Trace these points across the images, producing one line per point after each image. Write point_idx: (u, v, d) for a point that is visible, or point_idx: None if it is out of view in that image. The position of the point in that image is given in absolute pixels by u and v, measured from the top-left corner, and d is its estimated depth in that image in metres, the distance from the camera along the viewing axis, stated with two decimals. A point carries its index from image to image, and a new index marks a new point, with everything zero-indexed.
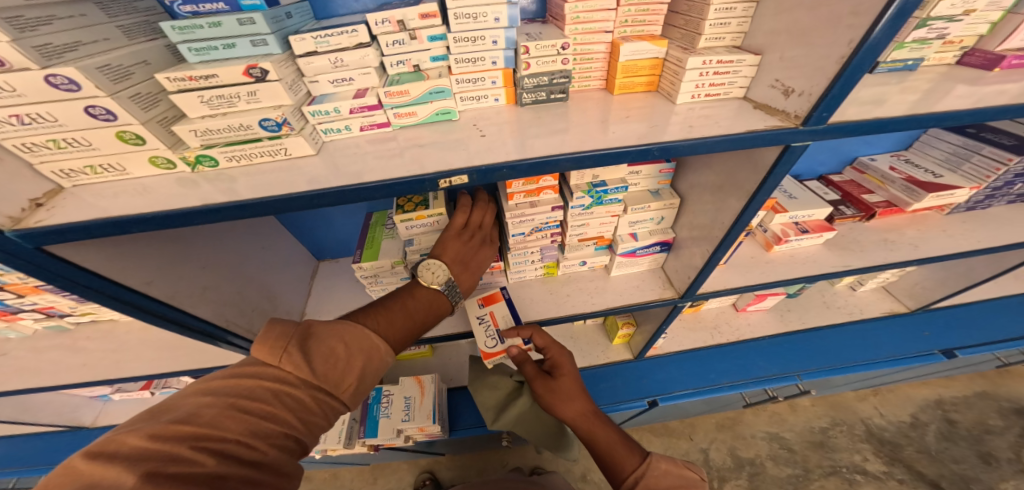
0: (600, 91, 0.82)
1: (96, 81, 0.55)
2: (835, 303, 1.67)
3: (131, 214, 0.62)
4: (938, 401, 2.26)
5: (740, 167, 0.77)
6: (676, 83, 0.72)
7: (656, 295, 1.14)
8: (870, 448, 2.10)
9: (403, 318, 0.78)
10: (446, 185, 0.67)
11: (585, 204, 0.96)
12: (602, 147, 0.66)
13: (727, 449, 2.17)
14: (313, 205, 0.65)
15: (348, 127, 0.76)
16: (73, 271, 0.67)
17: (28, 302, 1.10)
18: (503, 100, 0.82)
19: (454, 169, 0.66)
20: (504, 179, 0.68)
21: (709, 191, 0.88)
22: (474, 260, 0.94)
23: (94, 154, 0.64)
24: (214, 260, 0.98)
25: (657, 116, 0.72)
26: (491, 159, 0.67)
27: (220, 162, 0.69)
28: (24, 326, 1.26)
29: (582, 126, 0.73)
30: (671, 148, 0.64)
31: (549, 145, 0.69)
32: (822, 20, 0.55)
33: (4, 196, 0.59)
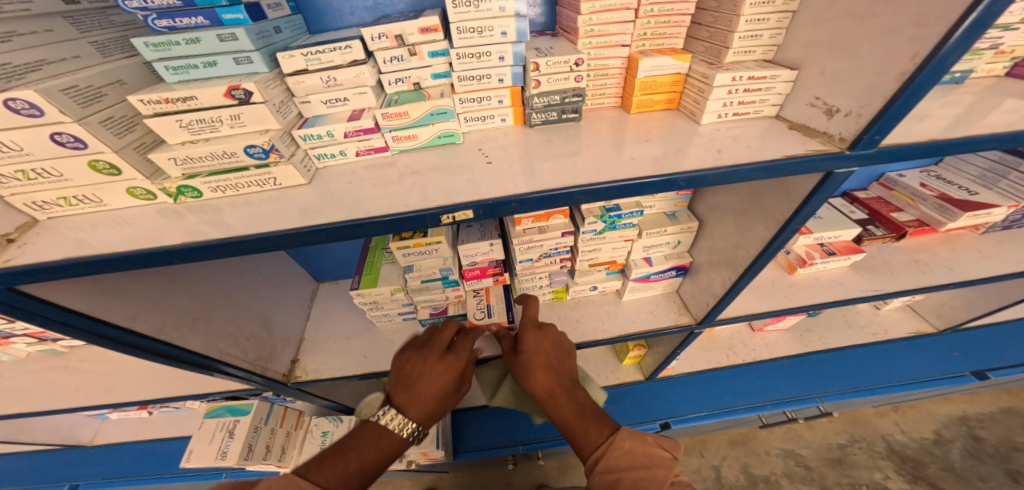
0: (615, 110, 0.76)
1: (60, 105, 0.49)
2: (858, 323, 1.57)
3: (106, 252, 0.56)
4: (963, 417, 2.15)
5: (769, 192, 0.69)
6: (700, 101, 0.65)
7: (672, 321, 1.07)
8: (891, 465, 2.01)
9: (347, 458, 0.69)
10: (449, 220, 0.60)
11: (597, 229, 0.90)
12: (621, 177, 0.59)
13: (740, 466, 2.07)
14: (302, 241, 0.60)
15: (343, 152, 0.70)
16: (46, 308, 0.61)
17: (19, 327, 1.05)
18: (510, 120, 0.76)
19: (457, 202, 0.59)
20: (512, 212, 0.61)
21: (732, 215, 0.81)
22: (426, 380, 0.78)
23: (68, 186, 0.58)
24: (202, 287, 0.92)
25: (678, 137, 0.66)
26: (498, 191, 0.61)
27: (204, 193, 0.63)
28: (17, 350, 1.21)
29: (597, 150, 0.67)
30: (696, 178, 0.57)
31: (560, 171, 0.63)
32: (872, 32, 0.49)
33: None
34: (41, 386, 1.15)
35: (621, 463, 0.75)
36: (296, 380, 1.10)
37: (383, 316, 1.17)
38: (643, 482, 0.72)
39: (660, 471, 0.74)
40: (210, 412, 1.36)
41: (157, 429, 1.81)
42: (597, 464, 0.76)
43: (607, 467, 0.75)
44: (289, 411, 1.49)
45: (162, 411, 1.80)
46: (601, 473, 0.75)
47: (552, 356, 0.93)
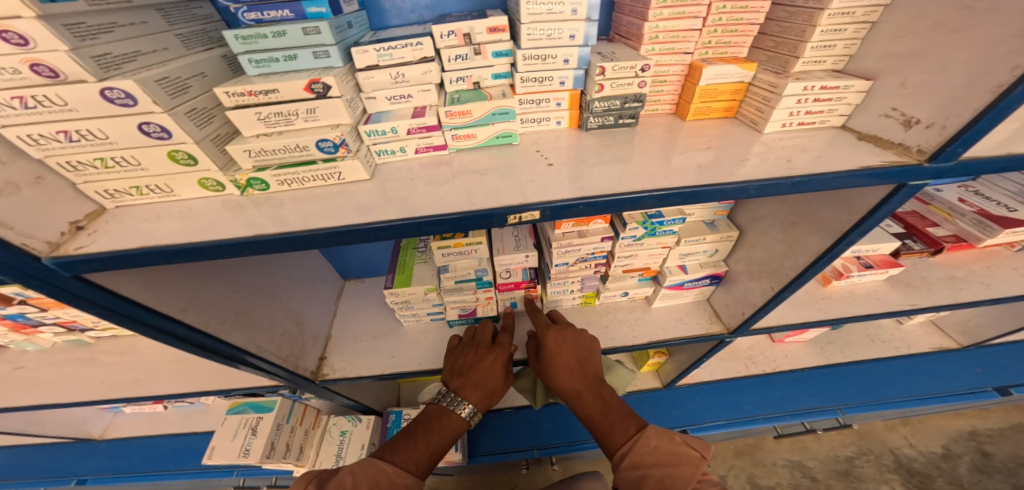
0: (669, 116, 0.77)
1: (154, 95, 0.51)
2: (881, 338, 1.57)
3: (178, 243, 0.57)
4: (972, 432, 2.16)
5: (825, 204, 0.69)
6: (764, 109, 0.66)
7: (703, 329, 1.04)
8: (899, 478, 2.01)
9: (416, 440, 0.83)
10: (515, 220, 0.60)
11: (637, 235, 0.87)
12: (690, 182, 0.59)
13: (747, 476, 2.07)
14: (367, 237, 0.59)
15: (403, 149, 0.70)
16: (108, 298, 0.61)
17: (50, 317, 1.02)
18: (565, 123, 0.77)
19: (524, 203, 0.59)
20: (577, 216, 0.60)
21: (779, 226, 0.80)
22: (480, 370, 0.94)
23: (143, 175, 0.59)
24: (243, 281, 0.92)
25: (737, 145, 0.66)
26: (565, 192, 0.60)
27: (271, 185, 0.64)
28: (43, 339, 1.18)
29: (660, 154, 0.67)
30: (768, 186, 0.57)
31: (625, 175, 0.63)
32: (968, 43, 0.50)
33: (45, 220, 0.55)
34: (66, 377, 1.12)
35: (647, 460, 0.76)
36: (323, 378, 1.09)
37: (412, 316, 1.17)
38: (668, 479, 0.73)
39: (684, 469, 0.74)
40: (233, 409, 1.34)
41: (170, 424, 1.79)
42: (623, 460, 0.77)
43: (632, 464, 0.76)
44: (308, 410, 1.46)
45: (175, 406, 1.79)
46: (626, 469, 0.76)
47: (576, 359, 0.95)
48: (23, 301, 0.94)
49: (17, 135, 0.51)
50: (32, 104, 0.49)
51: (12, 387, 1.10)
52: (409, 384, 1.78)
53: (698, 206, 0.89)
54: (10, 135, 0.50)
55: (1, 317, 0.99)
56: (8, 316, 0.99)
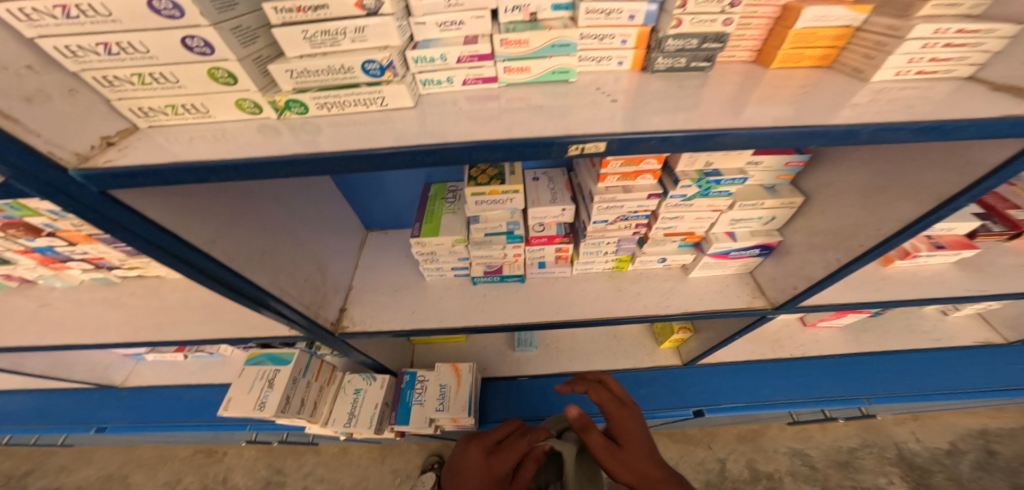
0: (749, 64, 0.69)
1: (202, 7, 0.47)
2: (921, 328, 1.52)
3: (214, 159, 0.52)
4: (982, 431, 2.21)
5: (924, 162, 0.59)
6: (876, 56, 0.59)
7: (743, 303, 0.97)
8: (897, 471, 2.09)
9: None
10: (575, 152, 0.53)
11: (688, 195, 0.80)
12: (778, 123, 0.53)
13: (746, 461, 2.16)
14: (413, 163, 0.55)
15: (450, 80, 0.65)
16: (139, 222, 0.57)
17: (79, 252, 0.98)
18: (627, 65, 0.70)
19: (588, 133, 0.52)
20: (648, 152, 0.54)
21: (857, 191, 0.70)
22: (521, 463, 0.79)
23: (180, 94, 0.56)
24: (273, 220, 0.89)
25: (832, 91, 0.59)
26: (638, 126, 0.54)
27: (310, 109, 0.60)
28: (71, 276, 1.16)
29: (738, 96, 0.61)
30: (883, 130, 0.50)
31: (702, 116, 0.57)
32: None
33: (70, 130, 0.51)
34: (91, 316, 1.10)
35: None
36: (344, 331, 1.06)
37: (436, 270, 1.14)
38: None
39: None
40: (251, 359, 1.29)
41: (190, 373, 1.80)
42: None
43: None
44: (324, 366, 1.41)
45: (197, 356, 1.80)
46: None
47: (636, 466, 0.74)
48: (52, 234, 0.90)
49: (51, 45, 0.48)
50: (75, 15, 0.46)
51: (39, 323, 1.08)
52: (424, 347, 1.75)
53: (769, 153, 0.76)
54: (48, 47, 0.48)
55: (30, 249, 0.96)
56: (37, 249, 0.96)
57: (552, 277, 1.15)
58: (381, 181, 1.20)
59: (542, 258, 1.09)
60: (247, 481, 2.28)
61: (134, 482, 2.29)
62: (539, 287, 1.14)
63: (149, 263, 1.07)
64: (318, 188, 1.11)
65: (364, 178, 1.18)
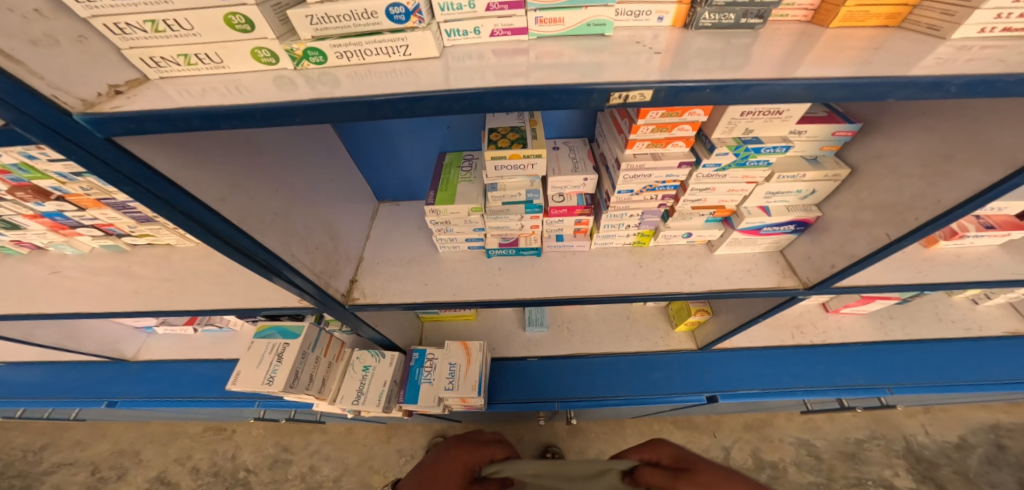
0: (802, 25, 0.58)
1: None
2: (949, 317, 1.47)
3: (230, 106, 0.49)
4: (994, 425, 2.18)
5: (1003, 125, 0.53)
6: (956, 11, 0.49)
7: (773, 282, 0.93)
8: (904, 464, 2.07)
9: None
10: (618, 100, 0.50)
11: (722, 164, 0.75)
12: (845, 72, 0.48)
13: (751, 450, 2.15)
14: (440, 111, 0.52)
15: (477, 30, 0.59)
16: (148, 174, 0.54)
17: (88, 218, 0.96)
18: (668, 20, 0.60)
19: (633, 80, 0.48)
20: (698, 103, 0.49)
21: (920, 160, 0.64)
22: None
23: (194, 42, 0.51)
24: (285, 183, 0.85)
25: (910, 40, 0.53)
26: (688, 76, 0.49)
27: (329, 59, 0.55)
28: (81, 244, 1.14)
29: (800, 43, 0.54)
30: (975, 83, 0.44)
31: (762, 65, 0.51)
32: None
33: (75, 74, 0.47)
34: (102, 286, 1.08)
35: None
36: (354, 303, 1.04)
37: (449, 241, 1.11)
38: None
39: None
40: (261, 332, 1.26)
41: (201, 348, 1.80)
42: None
43: None
44: (333, 341, 1.38)
45: (207, 330, 1.80)
46: None
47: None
48: (61, 198, 0.87)
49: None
50: None
51: (50, 292, 1.07)
52: (433, 325, 1.72)
53: (815, 122, 0.71)
54: None
55: (39, 214, 0.94)
56: (47, 213, 0.94)
57: (570, 251, 1.11)
58: (395, 139, 1.13)
59: (560, 231, 1.07)
60: (256, 458, 2.31)
61: (147, 457, 2.33)
62: (557, 262, 1.11)
63: (160, 231, 1.04)
64: (330, 151, 1.06)
65: (373, 132, 1.10)
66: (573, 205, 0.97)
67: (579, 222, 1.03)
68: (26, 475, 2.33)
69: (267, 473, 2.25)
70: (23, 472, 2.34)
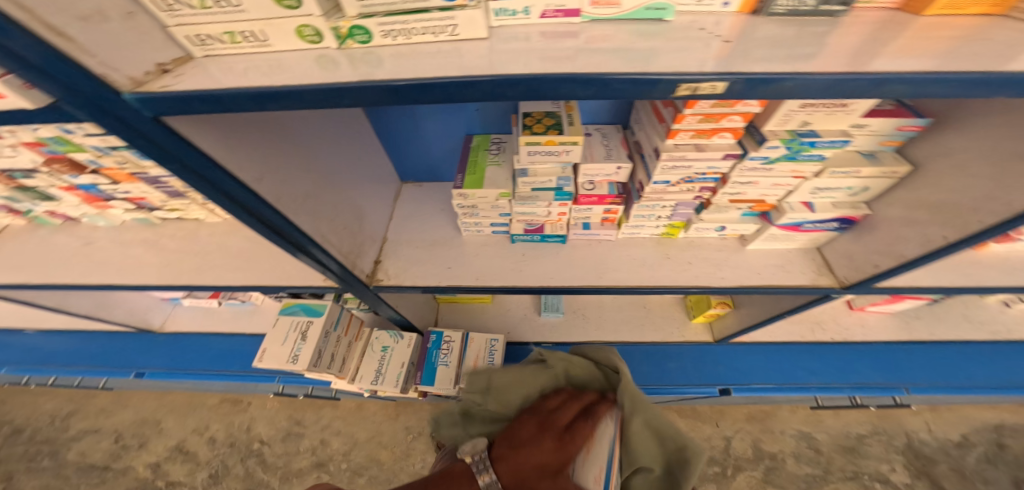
0: (889, 13, 0.53)
1: None
2: (977, 318, 1.44)
3: (278, 86, 0.47)
4: (998, 425, 2.18)
5: None
6: None
7: (808, 279, 0.92)
8: (901, 460, 2.09)
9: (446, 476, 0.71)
10: (685, 93, 0.47)
11: (770, 157, 0.72)
12: (927, 66, 0.44)
13: (751, 440, 2.19)
14: (493, 95, 0.49)
15: (527, 11, 0.55)
16: (195, 156, 0.53)
17: (121, 191, 1.00)
18: (733, 7, 0.56)
19: (707, 70, 0.45)
20: (780, 96, 0.47)
21: (991, 160, 0.61)
22: (499, 454, 0.74)
23: (241, 19, 0.48)
24: (314, 159, 0.83)
25: (1008, 32, 0.48)
26: (772, 66, 0.46)
27: (373, 38, 0.53)
28: (114, 217, 1.17)
29: (878, 34, 0.50)
30: None
31: (839, 56, 0.48)
32: None
33: (126, 53, 0.44)
34: (130, 262, 1.09)
35: None
36: (378, 284, 1.04)
37: (473, 225, 1.09)
38: None
39: None
40: (284, 309, 1.25)
41: (219, 322, 1.83)
42: None
43: None
44: (353, 321, 1.39)
45: (229, 304, 1.82)
46: None
47: None
48: (96, 172, 0.91)
49: None
50: None
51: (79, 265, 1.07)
52: (448, 306, 1.73)
53: (883, 116, 0.66)
54: None
55: (75, 187, 0.98)
56: (82, 186, 0.98)
57: (596, 240, 1.10)
58: (416, 120, 1.10)
59: (588, 218, 1.05)
60: (270, 431, 2.38)
61: (168, 427, 2.41)
62: (581, 250, 1.09)
63: (189, 205, 1.08)
64: (358, 132, 1.03)
65: (396, 113, 1.07)
66: (602, 193, 0.95)
67: (606, 212, 1.02)
68: (54, 441, 2.42)
69: (280, 446, 2.32)
70: (51, 437, 2.43)
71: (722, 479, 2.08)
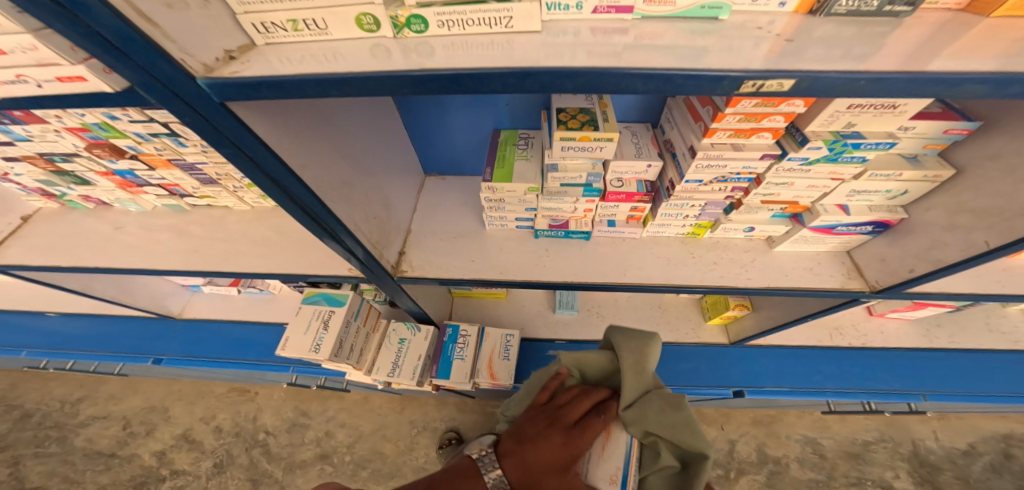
0: (954, 14, 0.53)
1: None
2: (999, 328, 1.42)
3: (340, 72, 0.48)
4: (1006, 435, 2.17)
5: None
6: None
7: (836, 283, 0.92)
8: (906, 467, 2.09)
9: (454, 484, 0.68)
10: (749, 90, 0.47)
11: (810, 158, 0.72)
12: (996, 69, 0.44)
13: (756, 444, 2.19)
14: (554, 88, 0.49)
15: (579, 6, 0.55)
16: (250, 141, 0.54)
17: (157, 177, 1.10)
18: (791, 6, 0.55)
19: (775, 68, 0.45)
20: (849, 96, 0.47)
21: None
22: (506, 449, 0.70)
23: (304, 5, 0.49)
24: (350, 148, 0.84)
25: None
26: (840, 65, 0.46)
27: (429, 28, 0.53)
28: (145, 201, 1.27)
29: (938, 35, 0.50)
30: None
31: (895, 56, 0.47)
32: None
33: (198, 38, 0.46)
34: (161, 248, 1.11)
35: None
36: (402, 275, 1.04)
37: (498, 219, 1.09)
38: None
39: None
40: (307, 299, 1.26)
41: (237, 309, 1.85)
42: None
43: None
44: (372, 312, 1.40)
45: (247, 292, 1.84)
46: None
47: None
48: (135, 157, 1.00)
49: None
50: None
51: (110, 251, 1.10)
52: (462, 300, 1.74)
53: (929, 119, 0.67)
54: None
55: (113, 172, 1.08)
56: (118, 171, 1.07)
57: (621, 238, 1.10)
58: (443, 112, 1.09)
59: (613, 216, 1.05)
60: (276, 422, 2.39)
61: (175, 415, 2.44)
62: (605, 247, 1.09)
63: (219, 193, 1.18)
64: (388, 123, 1.03)
65: (426, 105, 1.07)
66: (631, 191, 0.94)
67: (633, 209, 1.01)
68: (62, 426, 2.44)
69: (284, 436, 2.34)
70: (59, 423, 2.46)
71: (725, 482, 2.08)
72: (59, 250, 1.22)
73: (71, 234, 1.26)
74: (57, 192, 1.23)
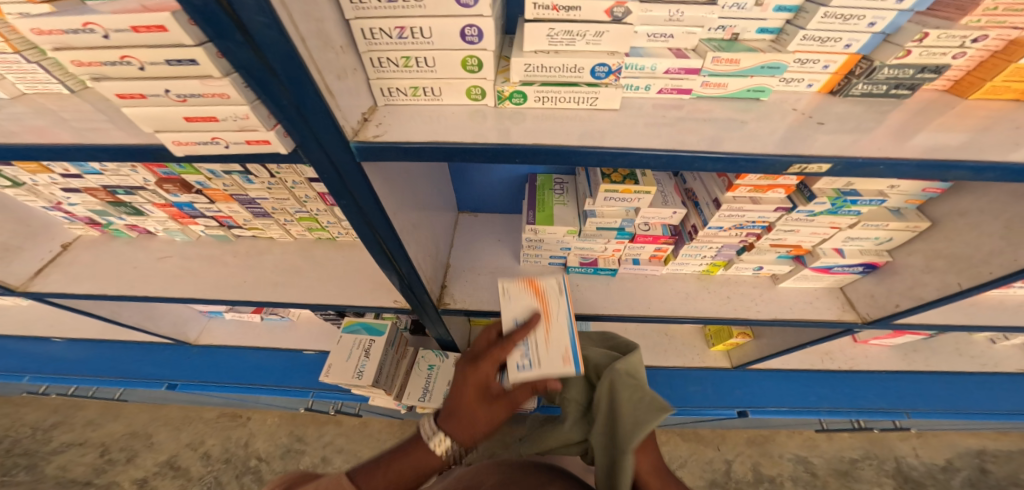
0: (941, 93, 0.69)
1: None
2: (969, 352, 1.59)
3: (460, 143, 0.59)
4: (980, 451, 2.34)
5: None
6: None
7: (834, 315, 1.06)
8: (892, 483, 2.22)
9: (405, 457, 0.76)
10: (795, 170, 0.58)
11: (814, 211, 0.87)
12: (980, 156, 0.56)
13: (751, 464, 2.29)
14: (636, 163, 0.60)
15: (647, 87, 0.68)
16: (365, 192, 0.65)
17: (214, 210, 1.17)
18: (816, 88, 0.70)
19: (814, 154, 0.57)
20: (868, 175, 0.59)
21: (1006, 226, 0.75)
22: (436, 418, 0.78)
23: (428, 77, 0.63)
24: (419, 189, 0.96)
25: None
26: (859, 150, 0.58)
27: (527, 101, 0.66)
28: (192, 231, 1.33)
29: (925, 120, 0.65)
30: None
31: (895, 138, 0.61)
32: None
33: (351, 105, 0.59)
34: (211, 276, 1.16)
35: None
36: (445, 307, 1.13)
37: (533, 256, 1.20)
38: None
39: None
40: (348, 327, 1.33)
41: (257, 336, 1.88)
42: None
43: None
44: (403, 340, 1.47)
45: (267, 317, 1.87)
46: None
47: None
48: (200, 191, 1.07)
49: (360, 28, 0.57)
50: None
51: None
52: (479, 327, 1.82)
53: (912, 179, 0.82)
54: (357, 27, 0.56)
55: (173, 204, 1.14)
56: (178, 203, 1.14)
57: (642, 274, 1.21)
58: None
59: (638, 255, 1.16)
60: (269, 447, 2.36)
61: (160, 441, 2.38)
62: (629, 282, 1.21)
63: (268, 225, 1.25)
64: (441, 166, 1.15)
65: None
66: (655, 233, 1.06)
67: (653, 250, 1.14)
68: (34, 453, 2.35)
69: (278, 462, 2.31)
70: (29, 450, 2.36)
71: None
72: (103, 277, 1.25)
73: (115, 262, 1.30)
74: (104, 221, 1.28)
